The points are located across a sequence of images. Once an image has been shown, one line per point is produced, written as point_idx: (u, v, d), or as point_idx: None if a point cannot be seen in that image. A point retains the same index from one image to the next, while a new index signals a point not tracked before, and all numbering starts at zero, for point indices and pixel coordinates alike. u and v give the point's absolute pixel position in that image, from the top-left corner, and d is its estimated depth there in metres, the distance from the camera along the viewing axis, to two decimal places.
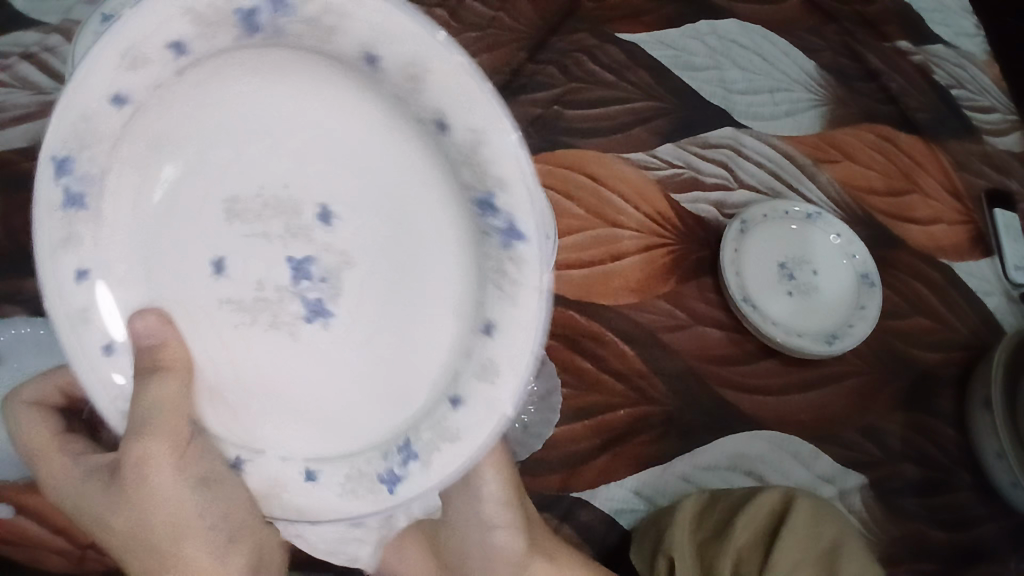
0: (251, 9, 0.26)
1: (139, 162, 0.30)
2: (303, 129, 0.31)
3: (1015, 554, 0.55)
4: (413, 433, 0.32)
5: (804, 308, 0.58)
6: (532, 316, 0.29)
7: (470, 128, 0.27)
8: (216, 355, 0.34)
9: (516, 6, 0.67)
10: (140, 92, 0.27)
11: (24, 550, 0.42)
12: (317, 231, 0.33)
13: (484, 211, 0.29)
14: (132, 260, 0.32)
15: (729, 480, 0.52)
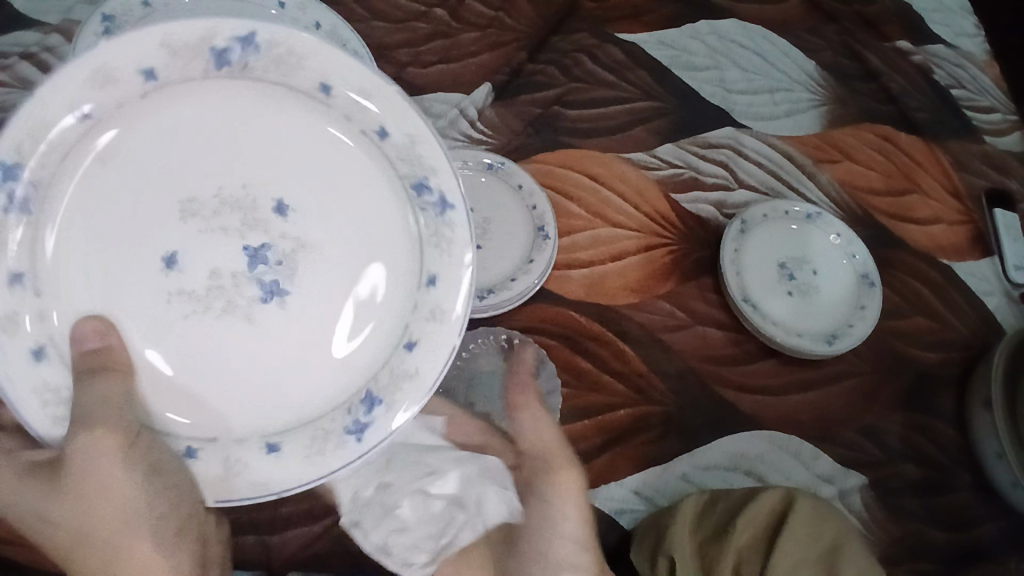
0: (225, 47, 0.34)
1: (94, 168, 0.36)
2: (263, 141, 0.39)
3: (1017, 555, 0.54)
4: (373, 383, 0.38)
5: (805, 309, 0.58)
6: (464, 264, 0.37)
7: (406, 133, 0.37)
8: (163, 348, 0.38)
9: (516, 6, 0.67)
10: (104, 112, 0.34)
11: (24, 551, 0.41)
12: (273, 222, 0.39)
13: (421, 192, 0.38)
14: (78, 269, 0.36)
15: (729, 481, 0.52)
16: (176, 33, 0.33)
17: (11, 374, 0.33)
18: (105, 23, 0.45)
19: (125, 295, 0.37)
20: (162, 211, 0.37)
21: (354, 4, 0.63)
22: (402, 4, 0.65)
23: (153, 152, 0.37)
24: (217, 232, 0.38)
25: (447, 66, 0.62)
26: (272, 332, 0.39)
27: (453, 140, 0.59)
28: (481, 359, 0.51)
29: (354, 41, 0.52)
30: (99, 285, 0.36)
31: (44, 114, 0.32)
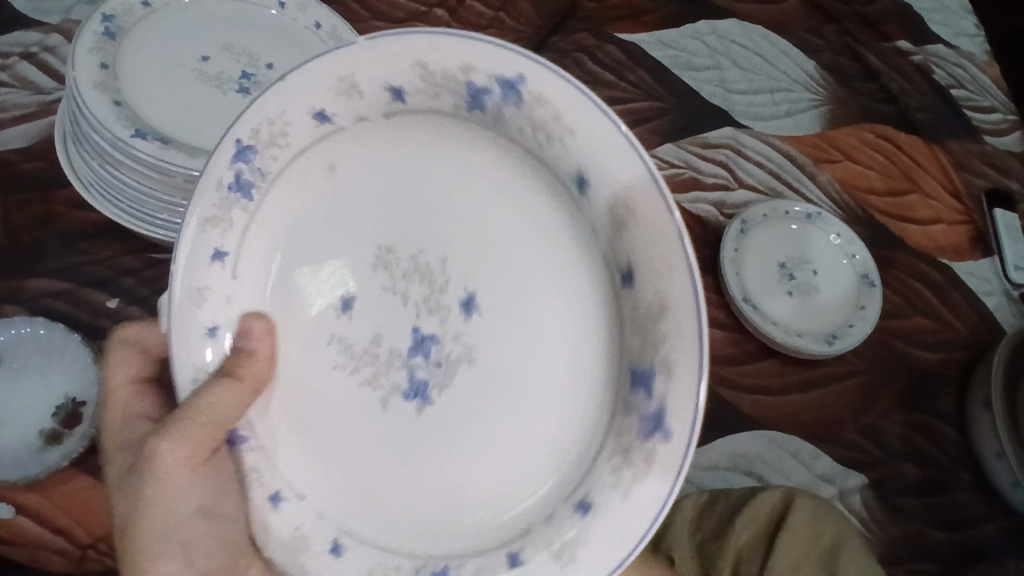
0: (485, 88, 0.32)
1: (307, 174, 0.37)
2: (477, 223, 0.36)
3: (1016, 555, 0.54)
4: (454, 565, 0.34)
5: (805, 308, 0.58)
6: (636, 521, 0.30)
7: (654, 291, 0.30)
8: (314, 394, 0.37)
9: (516, 7, 0.68)
10: (341, 120, 0.35)
11: (24, 550, 0.41)
12: (455, 314, 0.37)
13: (639, 384, 0.31)
14: (271, 257, 0.37)
15: (729, 480, 0.52)
16: (440, 66, 0.32)
17: (187, 351, 0.35)
18: (105, 22, 0.44)
19: (299, 314, 0.38)
20: (355, 254, 0.38)
21: (354, 5, 0.63)
22: (401, 4, 0.65)
23: (361, 192, 0.37)
24: (393, 300, 0.37)
25: None
26: (428, 447, 0.37)
27: None
28: None
29: (352, 40, 0.50)
30: (279, 288, 0.37)
31: (281, 110, 0.34)
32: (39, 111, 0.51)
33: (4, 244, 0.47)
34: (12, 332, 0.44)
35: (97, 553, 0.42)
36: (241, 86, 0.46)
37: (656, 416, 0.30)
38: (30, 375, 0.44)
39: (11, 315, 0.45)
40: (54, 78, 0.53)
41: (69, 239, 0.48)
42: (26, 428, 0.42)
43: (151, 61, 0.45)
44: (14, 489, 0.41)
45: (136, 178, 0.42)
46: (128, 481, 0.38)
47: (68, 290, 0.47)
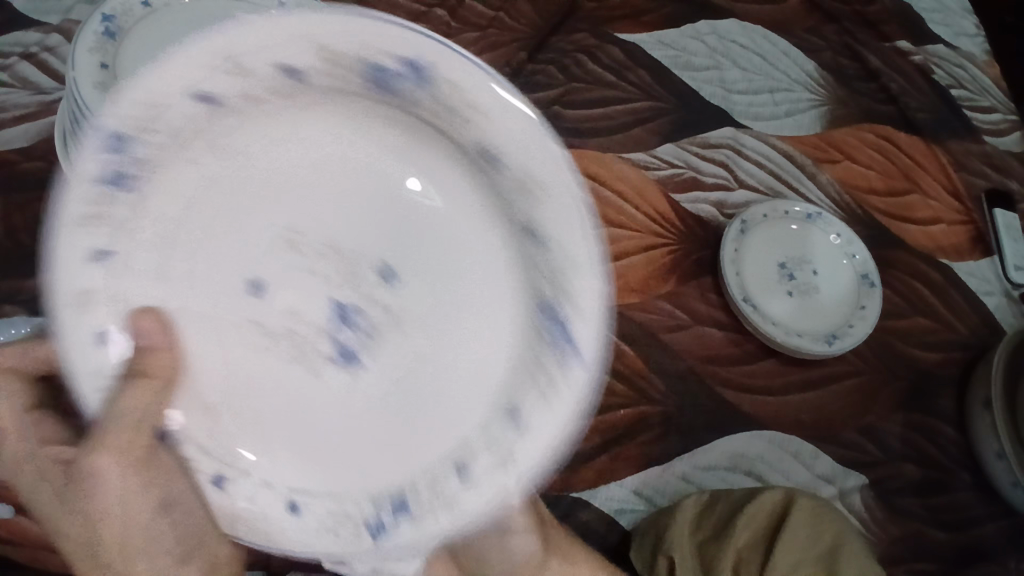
0: (392, 66, 0.29)
1: (183, 163, 0.33)
2: (383, 185, 0.36)
3: (1016, 555, 0.54)
4: (408, 492, 0.33)
5: (805, 308, 0.58)
6: (564, 426, 0.31)
7: (562, 241, 0.31)
8: (239, 374, 0.37)
9: (516, 6, 0.67)
10: (228, 98, 0.31)
11: (24, 550, 0.41)
12: (371, 278, 0.36)
13: (552, 316, 0.32)
14: (163, 248, 0.35)
15: (729, 480, 0.52)
16: (373, 35, 0.29)
17: (82, 364, 0.33)
18: (105, 23, 0.45)
19: (216, 302, 0.36)
20: (261, 230, 0.36)
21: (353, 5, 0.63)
22: (401, 4, 0.65)
23: (271, 171, 0.35)
24: (303, 272, 0.36)
25: None
26: (355, 403, 0.37)
27: None
28: None
29: None
30: (165, 280, 0.35)
31: (159, 90, 0.29)
32: (40, 111, 0.51)
33: (5, 244, 0.47)
34: (12, 332, 0.44)
35: None
36: None
37: (564, 321, 0.31)
38: None
39: (12, 315, 0.45)
40: (54, 78, 0.53)
41: None
42: None
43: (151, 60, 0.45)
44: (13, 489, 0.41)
45: None
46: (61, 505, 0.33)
47: None
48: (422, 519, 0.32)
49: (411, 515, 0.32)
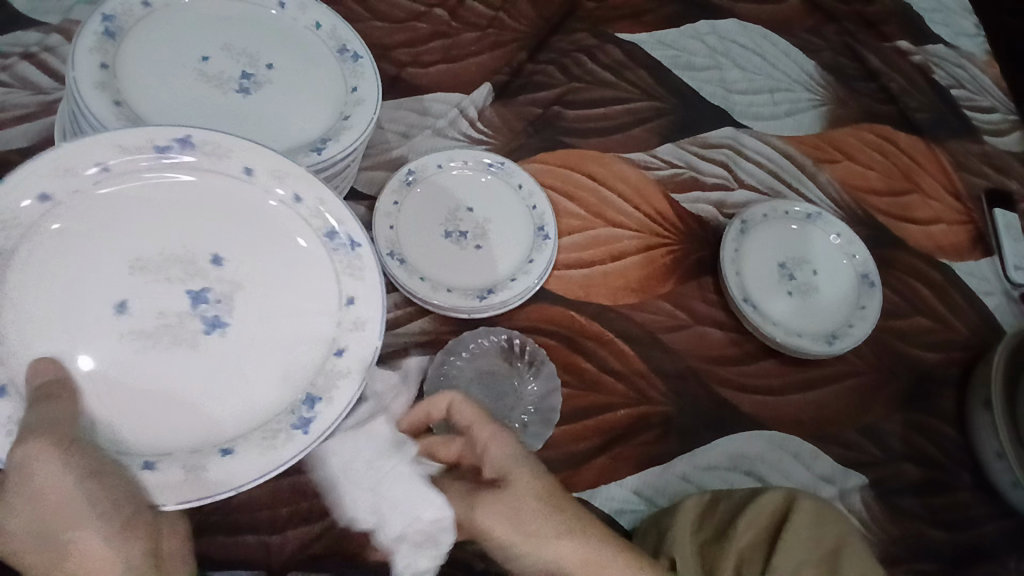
0: (166, 147, 0.36)
1: (42, 245, 0.35)
2: (179, 205, 0.38)
3: (1016, 555, 0.54)
4: (311, 386, 0.36)
5: (805, 308, 0.58)
6: (374, 285, 0.38)
7: (315, 198, 0.39)
8: (115, 385, 0.35)
9: (516, 6, 0.67)
10: (62, 197, 0.34)
11: None
12: (211, 270, 0.38)
13: (330, 238, 0.39)
14: (39, 312, 0.34)
15: (729, 480, 0.52)
16: (130, 139, 0.35)
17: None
18: (105, 22, 0.44)
19: (87, 340, 0.35)
20: (103, 263, 0.36)
21: (353, 4, 0.63)
22: (401, 4, 0.65)
23: (102, 218, 0.36)
24: (160, 282, 0.37)
25: (447, 66, 0.63)
26: (215, 384, 0.37)
27: (453, 139, 0.59)
28: (481, 360, 0.51)
29: (352, 40, 0.51)
30: (56, 335, 0.34)
31: (11, 200, 0.33)
32: (40, 111, 0.51)
33: None
34: None
35: None
36: (241, 86, 0.47)
37: (352, 236, 0.39)
38: None
39: None
40: (55, 78, 0.53)
41: None
42: None
43: (152, 59, 0.45)
44: None
45: None
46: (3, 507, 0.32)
47: None
48: (330, 399, 0.36)
49: (321, 400, 0.36)
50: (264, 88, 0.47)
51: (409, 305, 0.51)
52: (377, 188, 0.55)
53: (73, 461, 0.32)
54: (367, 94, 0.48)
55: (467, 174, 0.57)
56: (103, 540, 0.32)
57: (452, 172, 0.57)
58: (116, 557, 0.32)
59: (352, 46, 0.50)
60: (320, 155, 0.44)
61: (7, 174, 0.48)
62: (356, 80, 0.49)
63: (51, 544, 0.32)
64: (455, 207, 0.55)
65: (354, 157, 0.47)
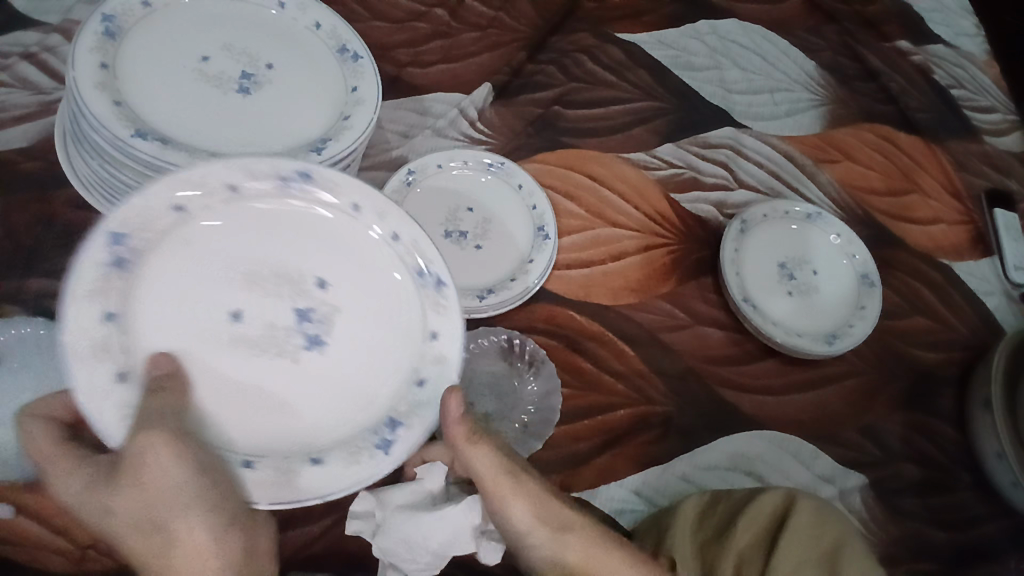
0: (287, 177, 0.35)
1: (169, 253, 0.35)
2: (290, 228, 0.37)
3: (1016, 554, 0.54)
4: (393, 411, 0.36)
5: (805, 308, 0.58)
6: (456, 329, 0.37)
7: (412, 238, 0.37)
8: (220, 385, 0.35)
9: (516, 7, 0.68)
10: (195, 211, 0.35)
11: (23, 550, 0.40)
12: (315, 293, 0.38)
13: (421, 277, 0.37)
14: (161, 313, 0.34)
15: (728, 480, 0.52)
16: (257, 165, 0.35)
17: (98, 399, 0.30)
18: (105, 23, 0.43)
19: (195, 341, 0.35)
20: (219, 277, 0.36)
21: (353, 4, 0.63)
22: (401, 4, 0.65)
23: (222, 235, 0.36)
24: (270, 297, 0.37)
25: (447, 66, 0.63)
26: (311, 398, 0.36)
27: (453, 139, 0.59)
28: (481, 360, 0.51)
29: (352, 40, 0.51)
30: (173, 330, 0.35)
31: (147, 208, 0.33)
32: (40, 111, 0.51)
33: (5, 244, 0.47)
34: (12, 332, 0.44)
35: (97, 554, 0.41)
36: (241, 86, 0.47)
37: (444, 279, 0.37)
38: (32, 377, 0.42)
39: (12, 314, 0.44)
40: (55, 78, 0.53)
41: (69, 239, 0.48)
42: None
43: (153, 60, 0.45)
44: (13, 488, 0.40)
45: (135, 178, 0.41)
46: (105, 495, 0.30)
47: None
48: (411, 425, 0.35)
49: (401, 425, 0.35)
50: (265, 88, 0.47)
51: None
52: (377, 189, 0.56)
53: (186, 453, 0.31)
54: (367, 94, 0.48)
55: (467, 174, 0.57)
56: (210, 533, 0.31)
57: (453, 172, 0.56)
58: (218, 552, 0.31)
59: (352, 46, 0.50)
60: (320, 154, 0.43)
61: (7, 175, 0.49)
62: (356, 79, 0.49)
63: (155, 534, 0.30)
64: (455, 207, 0.55)
65: (354, 156, 0.46)
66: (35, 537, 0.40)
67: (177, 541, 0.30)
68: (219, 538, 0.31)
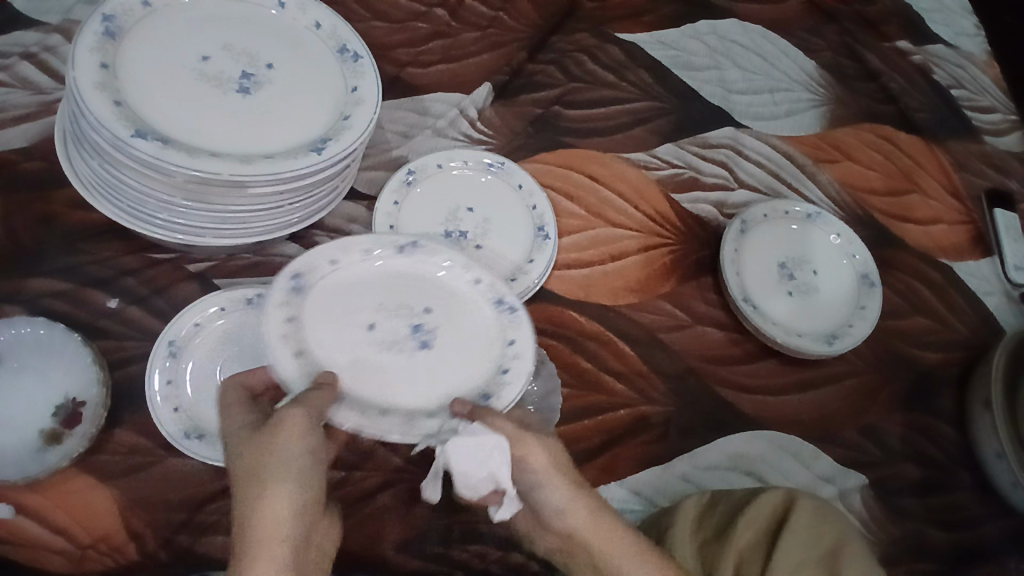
0: (405, 245, 0.43)
1: (325, 286, 0.41)
2: (405, 274, 0.43)
3: (1016, 555, 0.54)
4: (486, 389, 0.41)
5: (806, 308, 0.58)
6: (526, 334, 0.42)
7: (488, 284, 0.43)
8: (354, 373, 0.40)
9: (516, 7, 0.68)
10: (346, 263, 0.42)
11: (23, 550, 0.40)
12: (423, 317, 0.43)
13: (501, 305, 0.43)
14: (317, 327, 0.40)
15: (729, 480, 0.52)
16: (386, 239, 0.43)
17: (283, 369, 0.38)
18: (105, 23, 0.44)
19: (340, 345, 0.41)
20: (355, 305, 0.42)
21: (353, 4, 0.63)
22: (402, 4, 0.65)
23: (362, 277, 0.42)
24: (392, 317, 0.42)
25: (447, 66, 0.63)
26: (427, 387, 0.41)
27: (453, 139, 0.59)
28: None
29: (352, 40, 0.51)
30: (321, 337, 0.40)
31: (313, 260, 0.41)
32: (40, 111, 0.51)
33: (4, 244, 0.47)
34: (12, 331, 0.43)
35: (98, 553, 0.41)
36: (241, 86, 0.47)
37: (519, 306, 0.43)
38: (31, 377, 0.42)
39: (13, 316, 0.44)
40: (55, 78, 0.53)
41: (68, 239, 0.48)
42: (24, 430, 0.41)
43: (152, 59, 0.45)
44: (14, 489, 0.40)
45: (135, 177, 0.41)
46: (246, 439, 0.37)
47: (68, 290, 0.47)
48: (504, 393, 0.41)
49: (494, 396, 0.41)
50: (265, 88, 0.47)
51: None
52: (378, 188, 0.56)
53: (312, 438, 0.36)
54: (367, 93, 0.48)
55: (467, 174, 0.57)
56: (290, 508, 0.35)
57: (453, 172, 0.56)
58: (286, 530, 0.34)
59: (352, 46, 0.50)
60: (320, 154, 0.43)
61: (8, 176, 0.49)
62: (356, 79, 0.49)
63: (252, 485, 0.35)
64: (455, 207, 0.55)
65: (354, 156, 0.46)
66: (35, 537, 0.40)
67: (266, 501, 0.34)
68: (296, 516, 0.35)
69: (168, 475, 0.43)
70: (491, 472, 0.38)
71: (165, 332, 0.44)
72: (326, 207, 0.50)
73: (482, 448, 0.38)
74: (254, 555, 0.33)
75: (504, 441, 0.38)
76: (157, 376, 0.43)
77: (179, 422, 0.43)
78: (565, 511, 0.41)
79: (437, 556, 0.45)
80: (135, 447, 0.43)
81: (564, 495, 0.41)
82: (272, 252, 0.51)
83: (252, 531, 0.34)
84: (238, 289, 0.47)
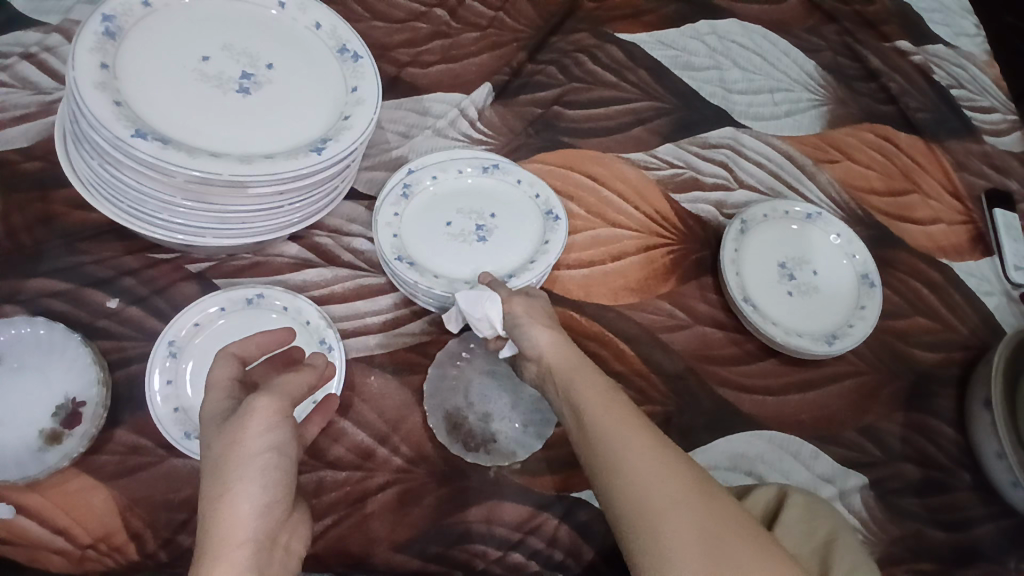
0: (488, 166, 0.55)
1: (422, 195, 0.53)
2: (484, 189, 0.55)
3: (1016, 555, 0.54)
4: (514, 273, 0.50)
5: (805, 307, 0.58)
6: (559, 237, 0.52)
7: (546, 201, 0.54)
8: (428, 251, 0.51)
9: (516, 7, 0.68)
10: (441, 177, 0.54)
11: (23, 550, 0.40)
12: (488, 219, 0.53)
13: (548, 216, 0.53)
14: (412, 221, 0.52)
15: (729, 480, 0.51)
16: (474, 159, 0.55)
17: (382, 236, 0.50)
18: (105, 23, 0.44)
19: (423, 232, 0.52)
20: (441, 206, 0.53)
21: (354, 5, 0.63)
22: (401, 4, 0.65)
23: (451, 190, 0.54)
24: (465, 216, 0.53)
25: (447, 66, 0.63)
26: (475, 266, 0.51)
27: (453, 139, 0.59)
28: (477, 364, 0.51)
29: (352, 40, 0.51)
30: (412, 227, 0.52)
31: (418, 176, 0.54)
32: (40, 111, 0.51)
33: (5, 245, 0.47)
34: (12, 332, 0.43)
35: (97, 553, 0.41)
36: (241, 86, 0.47)
37: (562, 217, 0.53)
38: (31, 376, 0.42)
39: (14, 316, 0.43)
40: (55, 79, 0.53)
41: (68, 239, 0.48)
42: (24, 428, 0.41)
43: (153, 59, 0.45)
44: (14, 488, 0.40)
45: (135, 178, 0.41)
46: (213, 431, 0.35)
47: (68, 290, 0.47)
48: (521, 278, 0.50)
49: (514, 276, 0.50)
50: (265, 88, 0.47)
51: (410, 305, 0.52)
52: (378, 188, 0.56)
53: (280, 428, 0.35)
54: (367, 94, 0.48)
55: None
56: (256, 505, 0.32)
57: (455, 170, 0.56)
58: (256, 523, 0.32)
59: (352, 46, 0.50)
60: (320, 154, 0.43)
61: (6, 176, 0.49)
62: (356, 79, 0.49)
63: (217, 476, 0.33)
64: None
65: (355, 157, 0.46)
66: (34, 537, 0.40)
67: (228, 495, 0.32)
68: (263, 513, 0.32)
69: (168, 475, 0.43)
70: (487, 319, 0.45)
71: (165, 332, 0.44)
72: (326, 207, 0.50)
73: (476, 302, 0.46)
74: (216, 548, 0.31)
75: (496, 295, 0.45)
76: (157, 376, 0.43)
77: (179, 422, 0.42)
78: (541, 343, 0.43)
79: (438, 556, 0.45)
80: (135, 447, 0.43)
81: (540, 330, 0.44)
82: (272, 252, 0.51)
83: (214, 527, 0.31)
84: (238, 290, 0.47)
